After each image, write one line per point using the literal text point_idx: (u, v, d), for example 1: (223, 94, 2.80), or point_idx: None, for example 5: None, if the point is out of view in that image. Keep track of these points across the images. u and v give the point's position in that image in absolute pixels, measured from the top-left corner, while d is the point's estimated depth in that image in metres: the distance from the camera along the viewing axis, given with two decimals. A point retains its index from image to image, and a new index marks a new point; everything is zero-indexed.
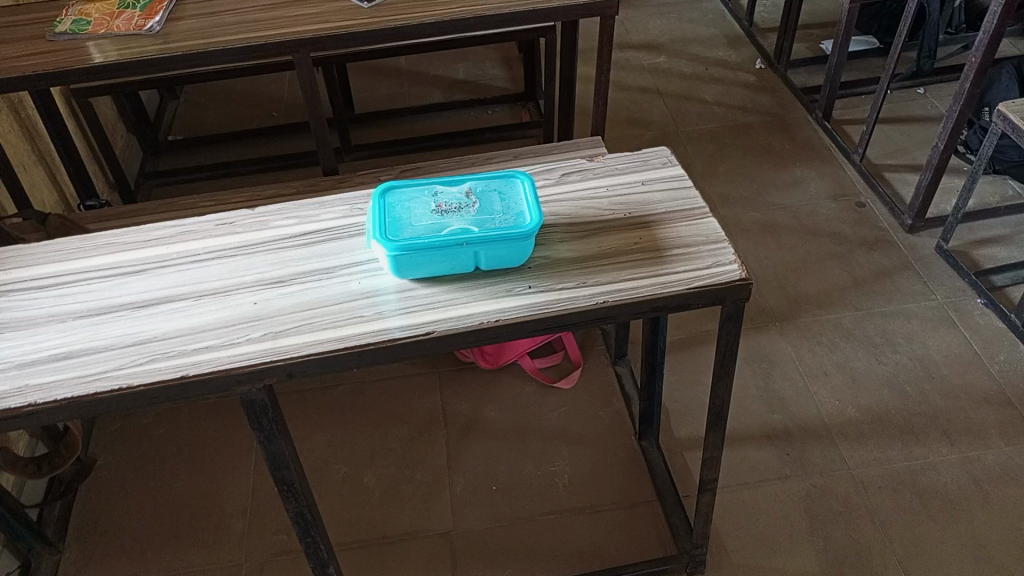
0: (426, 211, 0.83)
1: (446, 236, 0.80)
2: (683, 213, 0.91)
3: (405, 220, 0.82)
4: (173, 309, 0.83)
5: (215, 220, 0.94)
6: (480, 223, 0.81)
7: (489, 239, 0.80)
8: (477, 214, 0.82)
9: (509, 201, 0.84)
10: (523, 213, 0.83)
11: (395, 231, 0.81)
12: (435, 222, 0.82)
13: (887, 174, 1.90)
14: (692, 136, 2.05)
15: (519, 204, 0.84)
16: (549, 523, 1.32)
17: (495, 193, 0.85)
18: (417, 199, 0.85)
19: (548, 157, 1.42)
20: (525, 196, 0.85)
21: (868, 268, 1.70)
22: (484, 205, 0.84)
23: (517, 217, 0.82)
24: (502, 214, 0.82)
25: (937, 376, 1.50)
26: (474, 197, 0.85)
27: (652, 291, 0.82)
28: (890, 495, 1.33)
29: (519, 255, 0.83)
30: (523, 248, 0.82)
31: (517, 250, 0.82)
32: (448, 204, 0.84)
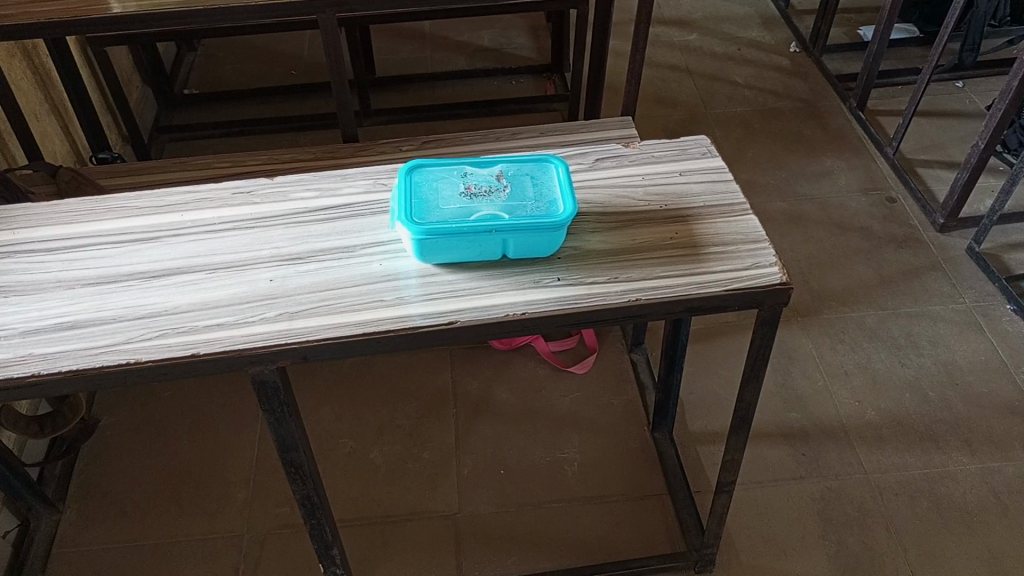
0: (454, 193, 0.79)
1: (473, 222, 0.76)
2: (722, 209, 0.87)
3: (431, 201, 0.78)
4: (186, 281, 0.79)
5: (232, 188, 0.90)
6: (511, 210, 0.77)
7: (519, 228, 0.76)
8: (508, 200, 0.78)
9: (542, 187, 0.80)
10: (556, 201, 0.79)
11: (419, 213, 0.77)
12: (463, 207, 0.77)
13: (920, 169, 1.85)
14: (722, 119, 1.99)
15: (552, 191, 0.80)
16: (557, 511, 1.29)
17: (527, 177, 0.81)
18: (444, 179, 0.81)
19: (576, 135, 1.37)
20: (559, 182, 0.80)
21: (895, 266, 1.65)
22: (515, 190, 0.79)
23: (549, 206, 0.78)
24: (534, 201, 0.78)
25: (962, 383, 1.46)
26: (506, 181, 0.80)
27: (686, 290, 0.78)
28: (907, 503, 1.30)
29: (549, 245, 0.79)
30: (553, 239, 0.78)
31: (547, 241, 0.78)
32: (477, 187, 0.80)
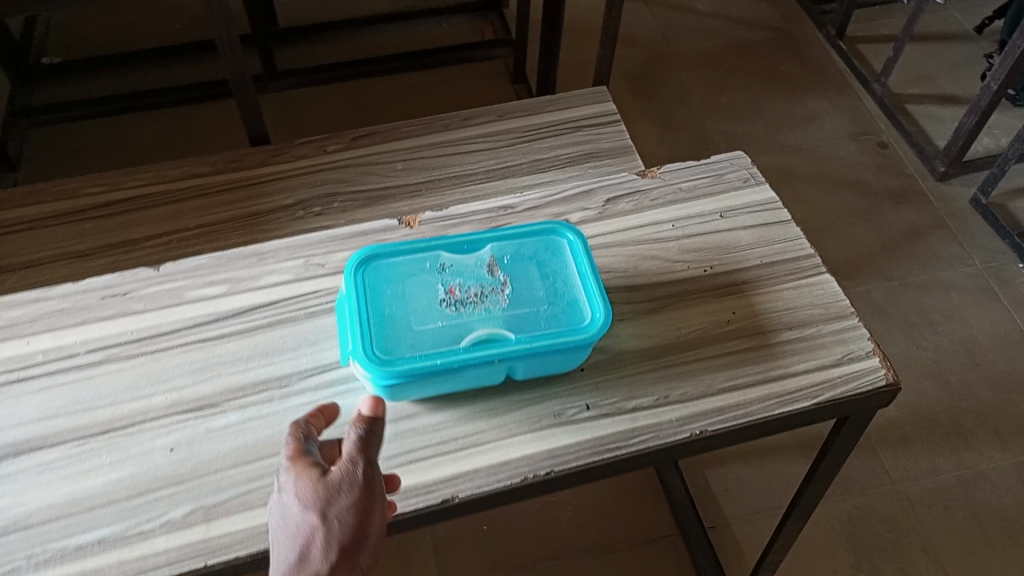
0: (431, 302, 0.56)
1: (465, 351, 0.52)
2: (787, 269, 0.64)
3: (399, 319, 0.55)
4: (42, 465, 0.54)
5: (99, 288, 0.63)
6: (519, 325, 0.55)
7: (536, 354, 0.53)
8: (511, 307, 0.56)
9: (556, 279, 0.58)
10: (579, 301, 0.56)
11: (384, 341, 0.53)
12: (447, 326, 0.54)
13: (911, 107, 1.65)
14: (687, 57, 1.75)
15: (569, 285, 0.57)
16: (554, 571, 1.10)
17: (531, 265, 0.59)
18: (413, 278, 0.57)
19: (543, 115, 1.11)
20: (578, 269, 0.58)
21: (897, 226, 1.48)
22: (519, 288, 0.57)
23: (572, 311, 0.56)
24: (549, 306, 0.56)
25: (983, 362, 1.31)
26: (502, 275, 0.58)
27: (766, 411, 0.56)
28: (941, 516, 1.16)
29: (570, 361, 0.57)
30: (581, 356, 0.56)
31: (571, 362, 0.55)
32: (463, 290, 0.57)
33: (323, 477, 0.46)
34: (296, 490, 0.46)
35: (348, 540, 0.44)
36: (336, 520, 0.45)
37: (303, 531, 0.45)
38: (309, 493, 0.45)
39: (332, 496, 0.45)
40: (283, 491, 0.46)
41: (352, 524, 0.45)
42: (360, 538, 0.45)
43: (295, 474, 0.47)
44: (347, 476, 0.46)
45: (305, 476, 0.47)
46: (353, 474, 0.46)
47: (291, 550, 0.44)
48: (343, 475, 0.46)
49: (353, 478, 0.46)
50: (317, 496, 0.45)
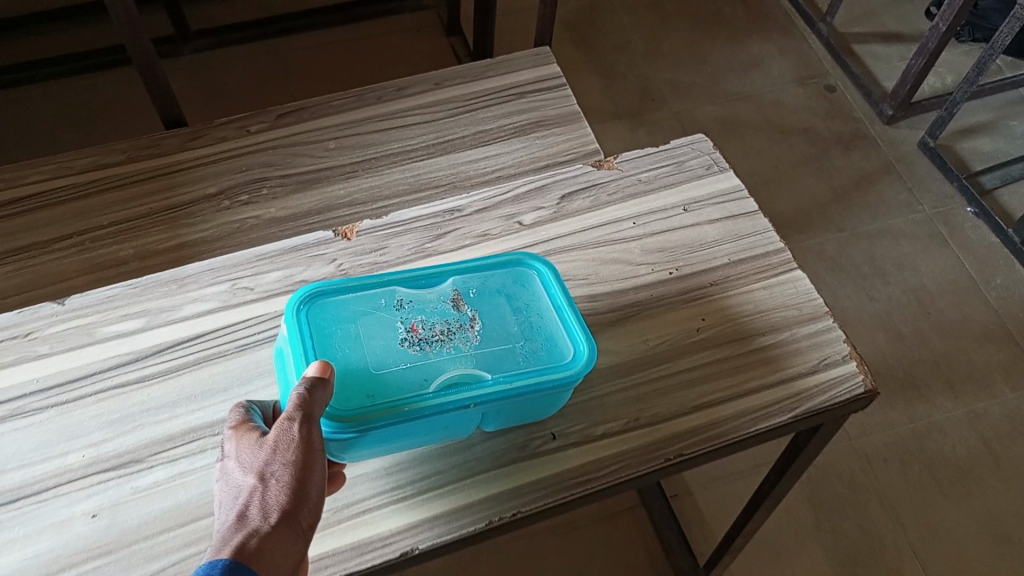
0: (392, 342, 0.50)
1: (434, 398, 0.48)
2: (756, 267, 0.60)
3: (355, 365, 0.49)
4: None
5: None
6: (493, 364, 0.50)
7: (515, 395, 0.49)
8: (483, 345, 0.51)
9: (527, 314, 0.53)
10: (557, 337, 0.52)
11: (338, 395, 0.47)
12: (412, 366, 0.49)
13: (856, 46, 1.62)
14: (627, 1, 1.69)
15: (544, 320, 0.53)
16: (517, 553, 1.09)
17: (499, 300, 0.54)
18: (369, 317, 0.51)
19: (482, 82, 1.04)
20: (551, 301, 0.54)
21: (846, 174, 1.46)
22: (489, 325, 0.52)
23: (551, 348, 0.52)
24: (525, 341, 0.52)
25: (933, 311, 1.31)
26: (470, 311, 0.52)
27: (742, 428, 0.53)
28: (899, 470, 1.17)
29: (544, 409, 0.52)
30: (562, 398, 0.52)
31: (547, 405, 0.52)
32: (426, 327, 0.51)
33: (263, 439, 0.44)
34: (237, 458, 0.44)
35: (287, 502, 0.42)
36: (276, 480, 0.43)
37: (241, 493, 0.43)
38: (251, 450, 0.44)
39: (272, 452, 0.44)
40: (225, 454, 0.45)
41: (291, 484, 0.43)
42: (299, 503, 0.43)
43: (240, 439, 0.46)
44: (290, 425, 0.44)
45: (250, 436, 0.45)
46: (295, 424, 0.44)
47: (229, 513, 0.42)
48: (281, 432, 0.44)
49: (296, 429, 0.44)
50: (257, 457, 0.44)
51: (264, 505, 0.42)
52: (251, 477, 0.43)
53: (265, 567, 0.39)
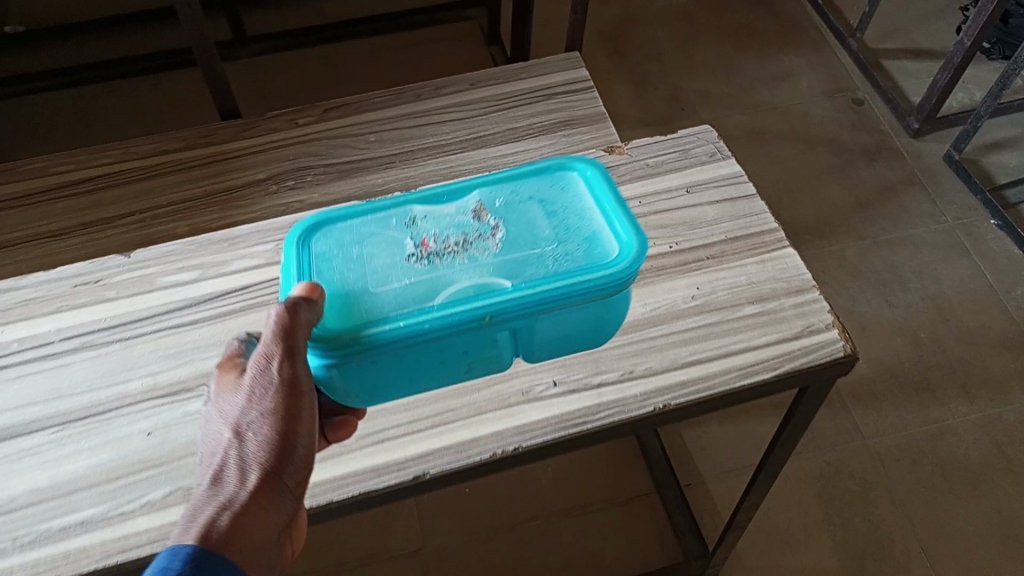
0: (401, 258, 0.56)
1: (441, 310, 0.50)
2: (750, 243, 0.66)
3: (368, 277, 0.55)
4: (23, 451, 0.55)
5: (72, 276, 0.64)
6: (512, 273, 0.55)
7: (528, 306, 0.52)
8: (504, 253, 0.56)
9: (564, 216, 0.59)
10: (598, 234, 0.58)
11: (348, 305, 0.53)
12: (421, 278, 0.55)
13: (885, 63, 1.67)
14: (661, 15, 1.79)
15: (583, 220, 0.59)
16: (533, 531, 1.14)
17: (525, 207, 0.60)
18: (377, 238, 0.58)
19: (515, 83, 1.11)
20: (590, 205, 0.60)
21: (870, 184, 1.50)
22: (513, 233, 0.58)
23: (576, 257, 0.56)
24: (552, 248, 0.56)
25: (952, 318, 1.34)
26: (492, 220, 0.59)
27: (729, 383, 0.58)
28: (910, 469, 1.20)
29: (615, 312, 0.57)
30: (615, 303, 0.56)
31: (599, 311, 0.56)
32: (435, 241, 0.58)
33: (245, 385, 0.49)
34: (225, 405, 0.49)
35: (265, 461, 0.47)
36: (251, 435, 0.47)
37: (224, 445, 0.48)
38: (232, 402, 0.48)
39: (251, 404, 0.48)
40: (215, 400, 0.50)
41: (268, 442, 0.47)
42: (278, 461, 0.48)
43: (228, 384, 0.50)
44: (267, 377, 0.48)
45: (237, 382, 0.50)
46: (273, 377, 0.48)
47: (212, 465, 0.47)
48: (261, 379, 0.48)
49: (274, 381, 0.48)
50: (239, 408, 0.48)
51: (241, 457, 0.47)
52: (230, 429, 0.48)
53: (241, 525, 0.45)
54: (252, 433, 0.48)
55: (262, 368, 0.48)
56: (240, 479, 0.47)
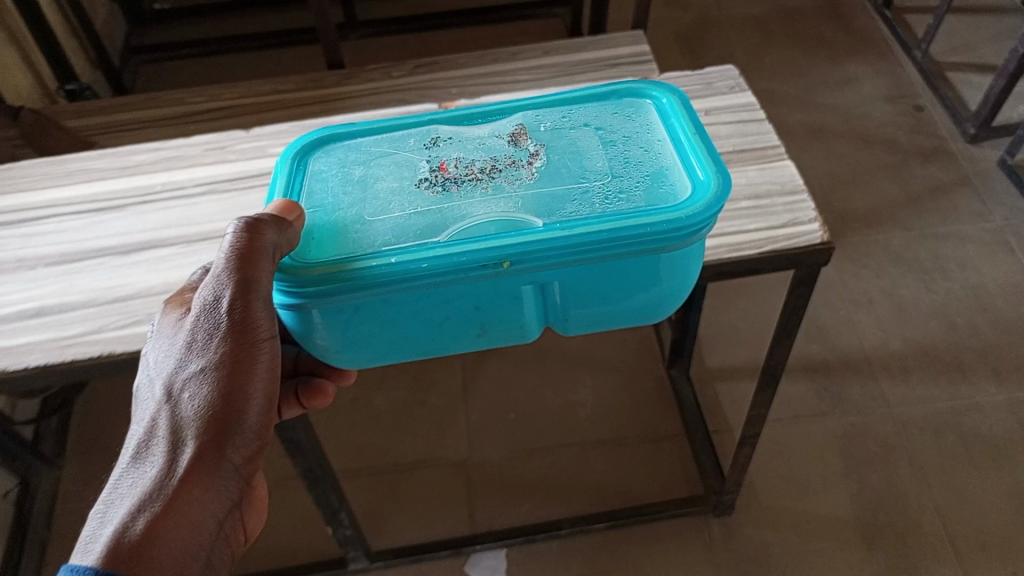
0: (411, 185, 0.65)
1: (452, 247, 0.57)
2: (755, 153, 0.77)
3: (383, 196, 0.65)
4: (159, 258, 0.71)
5: (204, 144, 0.82)
6: (546, 211, 0.61)
7: (542, 253, 0.57)
8: (545, 185, 0.64)
9: (630, 153, 0.66)
10: (669, 169, 0.65)
11: (352, 233, 0.61)
12: (439, 198, 0.64)
13: (950, 74, 1.73)
14: (735, 21, 1.93)
15: (649, 152, 0.66)
16: (569, 455, 1.26)
17: (565, 136, 0.69)
18: (398, 159, 0.68)
19: (582, 52, 1.25)
20: (660, 140, 0.67)
21: (922, 182, 1.56)
22: (556, 167, 0.66)
23: (625, 197, 0.62)
24: (601, 182, 0.64)
25: (990, 308, 1.39)
26: (533, 149, 0.68)
27: (718, 255, 0.70)
28: (932, 439, 1.25)
29: (692, 267, 0.64)
30: (688, 258, 0.62)
31: (674, 262, 0.61)
32: (455, 167, 0.67)
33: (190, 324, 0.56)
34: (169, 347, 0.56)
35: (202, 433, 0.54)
36: (189, 396, 0.54)
37: (161, 400, 0.54)
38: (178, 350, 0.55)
39: (192, 359, 0.55)
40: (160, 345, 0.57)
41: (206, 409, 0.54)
42: (220, 433, 0.54)
43: (172, 323, 0.58)
44: (212, 327, 0.55)
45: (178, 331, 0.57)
46: (221, 320, 0.55)
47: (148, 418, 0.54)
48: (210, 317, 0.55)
49: (217, 332, 0.55)
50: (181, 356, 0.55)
51: (176, 421, 0.54)
52: (164, 390, 0.55)
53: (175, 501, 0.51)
54: (190, 396, 0.54)
55: (209, 317, 0.55)
56: (176, 448, 0.53)
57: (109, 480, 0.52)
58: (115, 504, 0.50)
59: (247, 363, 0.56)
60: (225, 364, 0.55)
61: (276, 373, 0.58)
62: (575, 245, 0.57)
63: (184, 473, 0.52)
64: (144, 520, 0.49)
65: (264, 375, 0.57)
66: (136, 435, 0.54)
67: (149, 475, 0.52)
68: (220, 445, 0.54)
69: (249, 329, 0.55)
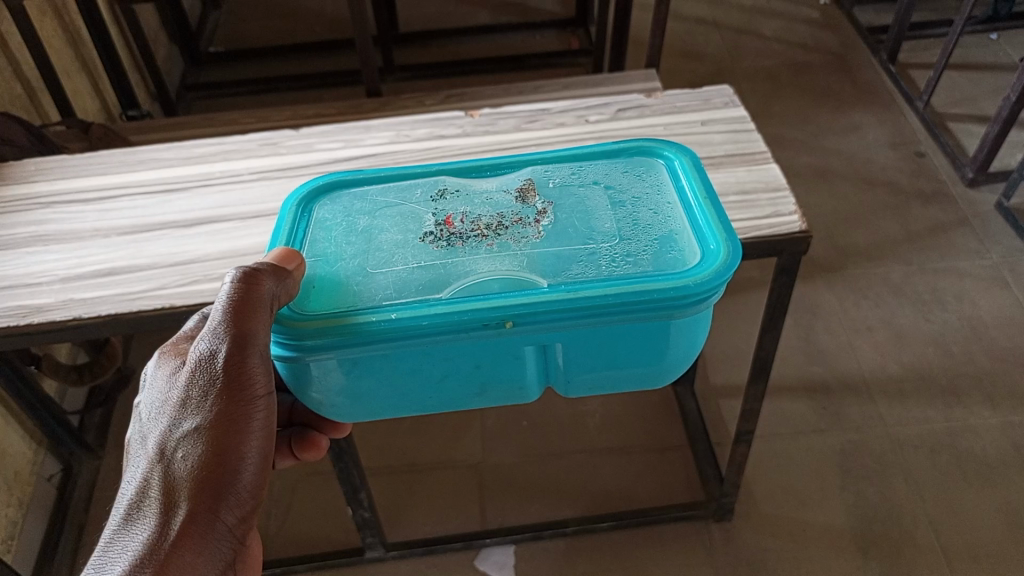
0: (414, 240, 0.73)
1: (456, 305, 0.64)
2: (744, 157, 0.86)
3: (389, 247, 0.73)
4: (217, 231, 0.81)
5: (258, 140, 0.93)
6: (551, 270, 0.68)
7: (541, 315, 0.64)
8: (551, 243, 0.72)
9: (641, 215, 0.74)
10: (674, 233, 0.72)
11: (351, 286, 0.68)
12: (443, 251, 0.71)
13: (951, 124, 1.83)
14: (748, 72, 2.07)
15: (656, 215, 0.74)
16: (577, 462, 1.33)
17: (574, 194, 0.77)
18: (406, 211, 0.77)
19: (599, 87, 1.37)
20: (670, 203, 0.74)
21: (922, 221, 1.65)
22: (562, 227, 0.73)
23: (630, 260, 0.69)
24: (608, 243, 0.71)
25: (985, 338, 1.45)
26: (542, 208, 0.75)
27: None
28: (926, 457, 1.30)
29: (698, 334, 0.70)
30: (693, 327, 0.68)
31: (677, 330, 0.68)
32: (459, 223, 0.75)
33: (185, 375, 0.58)
34: (164, 399, 0.59)
35: (196, 493, 0.57)
36: (182, 456, 0.57)
37: (153, 458, 0.57)
38: (172, 404, 0.58)
39: (186, 418, 0.58)
40: (152, 397, 0.59)
41: (200, 470, 0.57)
42: (216, 494, 0.57)
43: (164, 375, 0.60)
44: (207, 384, 0.58)
45: (171, 386, 0.59)
46: (217, 375, 0.58)
47: (141, 475, 0.57)
48: (206, 369, 0.58)
49: (212, 391, 0.58)
50: (174, 411, 0.58)
51: (169, 479, 0.57)
52: (157, 448, 0.57)
53: (170, 560, 0.55)
54: (183, 455, 0.57)
55: (204, 373, 0.58)
56: (169, 507, 0.56)
57: (99, 543, 0.55)
58: (106, 568, 0.53)
59: (242, 422, 0.59)
60: (220, 423, 0.58)
61: (271, 432, 0.61)
62: (579, 307, 0.64)
63: (175, 536, 0.55)
64: None
65: (260, 429, 0.60)
66: (127, 496, 0.56)
67: (141, 537, 0.54)
68: (214, 506, 0.57)
69: (246, 386, 0.59)
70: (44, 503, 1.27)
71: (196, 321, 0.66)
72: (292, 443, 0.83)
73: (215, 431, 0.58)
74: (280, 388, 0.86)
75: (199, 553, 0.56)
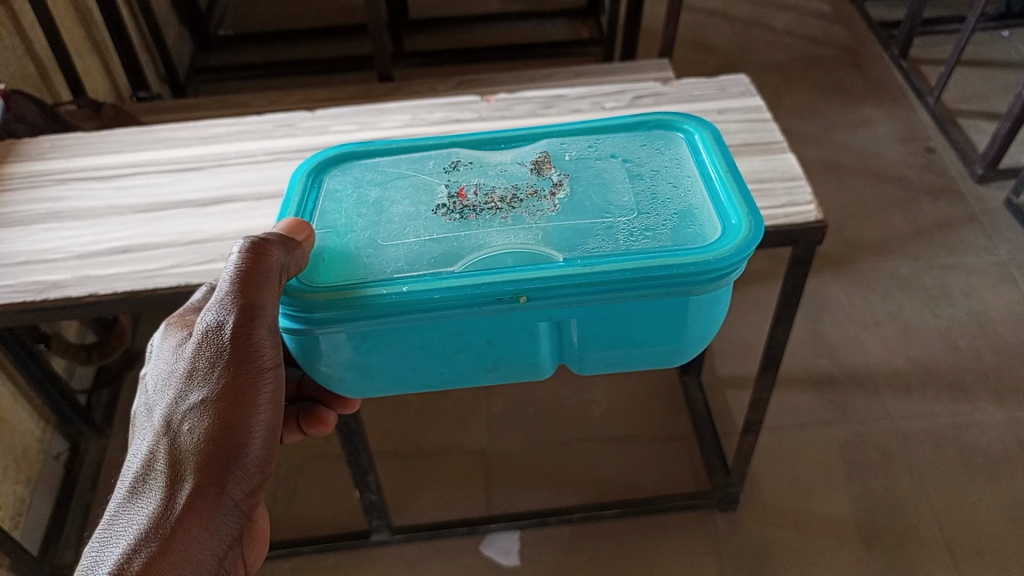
0: (427, 212, 0.73)
1: (469, 279, 0.64)
2: (761, 146, 0.86)
3: (401, 217, 0.73)
4: (232, 211, 0.81)
5: (274, 121, 0.93)
6: (567, 244, 0.68)
7: (554, 289, 0.64)
8: (567, 216, 0.72)
9: (658, 189, 0.74)
10: (693, 208, 0.72)
11: (360, 259, 0.68)
12: (456, 223, 0.72)
13: (962, 120, 1.83)
14: (759, 65, 2.06)
15: (676, 188, 0.74)
16: (583, 449, 1.34)
17: (591, 168, 0.77)
18: (418, 182, 0.77)
19: (612, 75, 1.37)
20: (690, 176, 0.74)
21: (931, 217, 1.65)
22: (579, 199, 0.73)
23: (648, 235, 0.69)
24: (625, 217, 0.71)
25: (992, 334, 1.45)
26: (558, 180, 0.75)
27: None
28: (931, 451, 1.30)
29: (716, 312, 0.70)
30: (711, 305, 0.68)
31: (696, 308, 0.68)
32: (472, 196, 0.75)
33: (194, 344, 0.59)
34: (171, 370, 0.60)
35: (203, 465, 0.57)
36: (188, 428, 0.57)
37: (159, 430, 0.57)
38: (179, 375, 0.59)
39: (192, 391, 0.58)
40: (160, 368, 0.60)
41: (207, 442, 0.57)
42: (224, 467, 0.57)
43: (172, 345, 0.61)
44: (214, 355, 0.58)
45: (177, 357, 0.60)
46: (224, 345, 0.58)
47: (147, 447, 0.57)
48: (214, 337, 0.59)
49: (219, 362, 0.58)
50: (182, 381, 0.59)
51: (176, 451, 0.57)
52: (163, 421, 0.58)
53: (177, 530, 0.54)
54: (189, 427, 0.57)
55: (211, 344, 0.59)
56: (176, 479, 0.56)
57: (104, 516, 0.54)
58: (111, 540, 0.53)
59: (249, 394, 0.59)
60: (227, 395, 0.58)
61: (279, 404, 0.62)
62: (593, 282, 0.64)
63: (182, 508, 0.55)
64: (145, 553, 0.52)
65: (268, 401, 0.60)
66: (134, 469, 0.56)
67: (147, 511, 0.54)
68: (221, 480, 0.57)
69: (253, 358, 0.59)
70: (51, 481, 1.28)
71: (204, 292, 0.66)
72: (299, 418, 0.83)
73: (222, 403, 0.58)
74: (289, 362, 0.86)
75: (207, 525, 0.56)
